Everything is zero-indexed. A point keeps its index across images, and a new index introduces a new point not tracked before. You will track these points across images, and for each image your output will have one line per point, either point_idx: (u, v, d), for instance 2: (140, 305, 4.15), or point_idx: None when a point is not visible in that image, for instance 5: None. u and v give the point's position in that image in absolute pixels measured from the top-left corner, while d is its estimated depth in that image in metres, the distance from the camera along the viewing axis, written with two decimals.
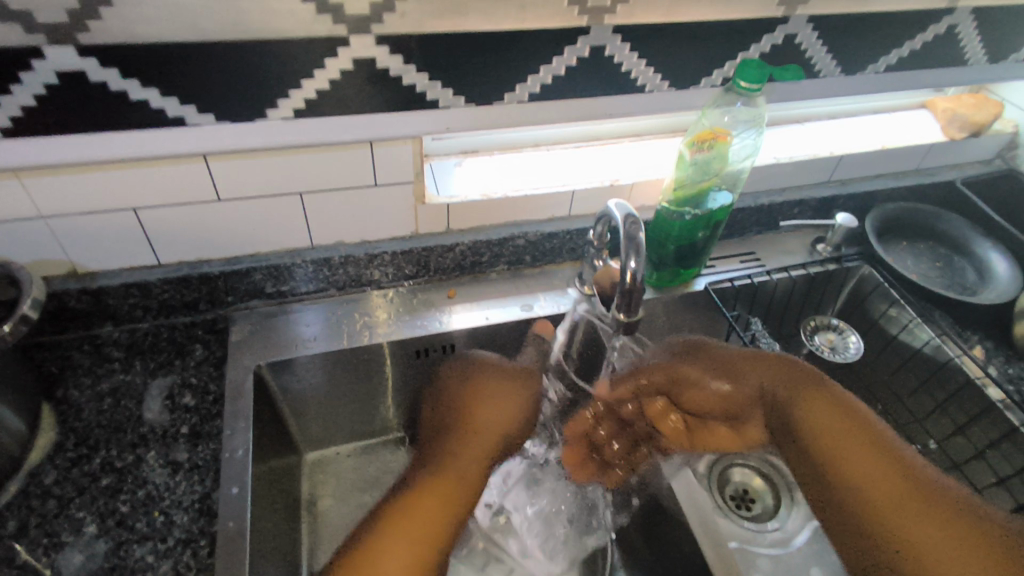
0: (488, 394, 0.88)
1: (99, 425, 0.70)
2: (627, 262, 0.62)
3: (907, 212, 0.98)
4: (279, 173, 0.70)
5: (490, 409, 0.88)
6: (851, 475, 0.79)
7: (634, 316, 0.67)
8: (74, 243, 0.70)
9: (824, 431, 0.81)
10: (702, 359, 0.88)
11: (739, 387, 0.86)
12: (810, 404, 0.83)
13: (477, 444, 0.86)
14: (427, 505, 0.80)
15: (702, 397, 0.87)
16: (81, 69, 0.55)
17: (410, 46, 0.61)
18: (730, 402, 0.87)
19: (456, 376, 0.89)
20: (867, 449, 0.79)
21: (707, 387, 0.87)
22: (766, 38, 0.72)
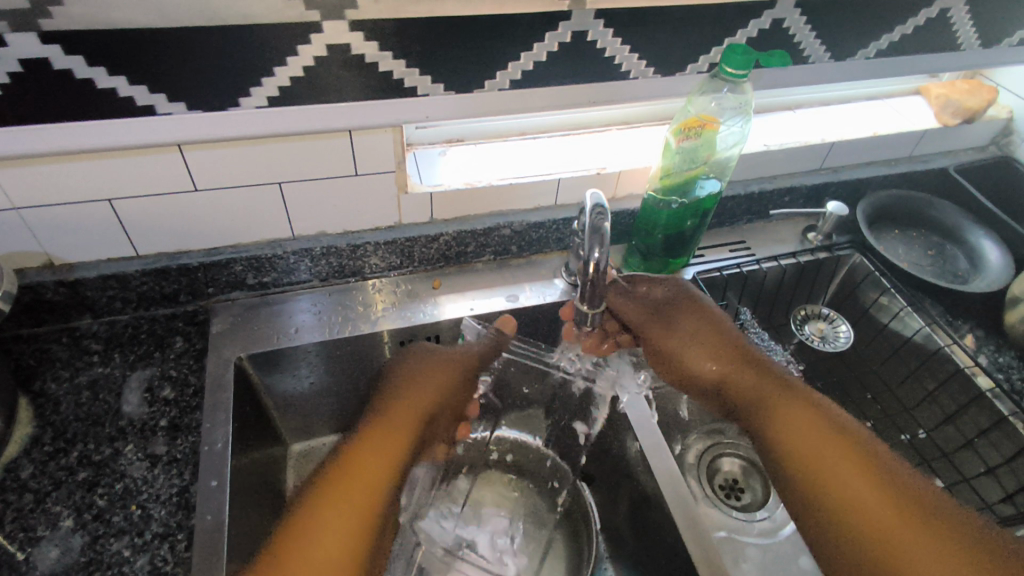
0: (421, 366, 0.77)
1: (76, 418, 0.70)
2: (591, 253, 0.63)
3: (899, 199, 0.96)
4: (256, 163, 0.69)
5: (436, 377, 0.77)
6: (828, 484, 0.64)
7: (597, 307, 0.71)
8: (49, 234, 0.69)
9: (803, 432, 0.69)
10: (688, 308, 0.80)
11: (711, 344, 0.77)
12: (786, 405, 0.71)
13: (411, 408, 0.73)
14: (370, 470, 0.66)
15: (672, 351, 0.78)
16: (46, 57, 0.53)
17: (385, 33, 0.60)
18: (716, 361, 0.77)
19: (409, 361, 0.78)
20: (850, 461, 0.65)
21: (687, 348, 0.78)
22: (752, 24, 0.71)
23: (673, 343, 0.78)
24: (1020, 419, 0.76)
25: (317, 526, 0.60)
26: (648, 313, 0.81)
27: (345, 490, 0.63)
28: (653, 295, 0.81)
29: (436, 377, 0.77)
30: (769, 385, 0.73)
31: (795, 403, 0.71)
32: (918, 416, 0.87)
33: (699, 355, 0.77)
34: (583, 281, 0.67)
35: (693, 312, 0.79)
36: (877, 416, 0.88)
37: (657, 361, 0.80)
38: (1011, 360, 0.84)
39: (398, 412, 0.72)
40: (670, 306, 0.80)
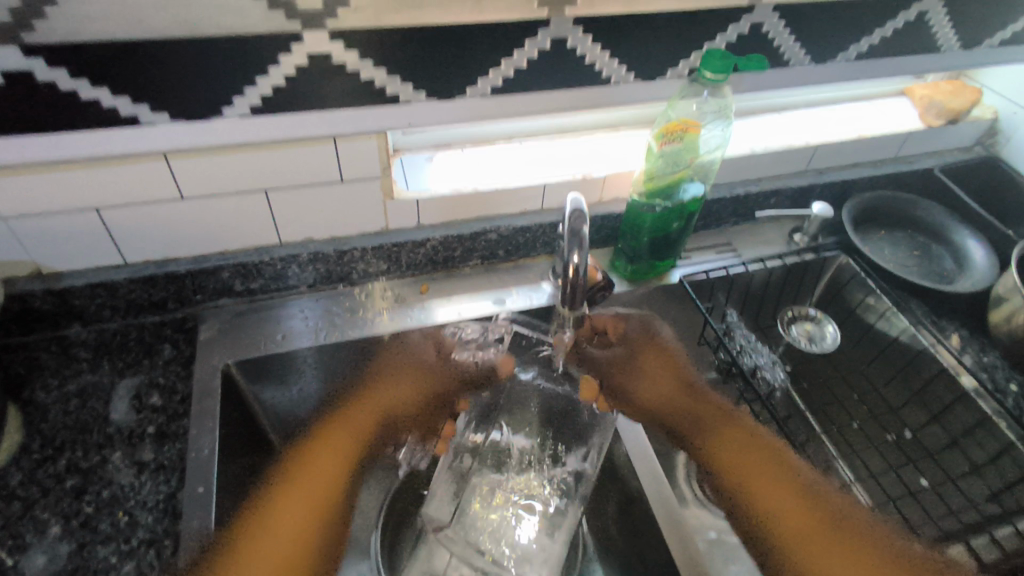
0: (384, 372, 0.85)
1: (64, 426, 0.70)
2: (571, 255, 0.66)
3: (884, 200, 0.97)
4: (242, 170, 0.70)
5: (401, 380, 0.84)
6: (756, 495, 0.77)
7: (575, 308, 0.73)
8: (36, 243, 0.70)
9: (745, 466, 0.79)
10: (648, 348, 0.90)
11: (668, 377, 0.88)
12: (732, 440, 0.81)
13: (379, 406, 0.83)
14: (342, 450, 0.81)
15: (635, 377, 0.88)
16: (28, 69, 0.54)
17: (365, 42, 0.61)
18: (673, 398, 0.86)
19: (394, 358, 0.85)
20: (782, 483, 0.77)
21: (643, 381, 0.88)
22: (731, 28, 0.72)
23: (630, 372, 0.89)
24: (1001, 417, 0.77)
25: (257, 531, 0.69)
26: (620, 353, 0.90)
27: (315, 462, 0.79)
28: (626, 339, 0.90)
29: (416, 381, 0.84)
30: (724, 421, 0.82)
31: (743, 439, 0.80)
32: (904, 415, 0.87)
33: (655, 389, 0.87)
34: (567, 286, 0.71)
35: (651, 354, 0.90)
36: (862, 416, 0.89)
37: (615, 391, 0.87)
38: (996, 360, 0.84)
39: (363, 409, 0.83)
40: (634, 348, 0.90)
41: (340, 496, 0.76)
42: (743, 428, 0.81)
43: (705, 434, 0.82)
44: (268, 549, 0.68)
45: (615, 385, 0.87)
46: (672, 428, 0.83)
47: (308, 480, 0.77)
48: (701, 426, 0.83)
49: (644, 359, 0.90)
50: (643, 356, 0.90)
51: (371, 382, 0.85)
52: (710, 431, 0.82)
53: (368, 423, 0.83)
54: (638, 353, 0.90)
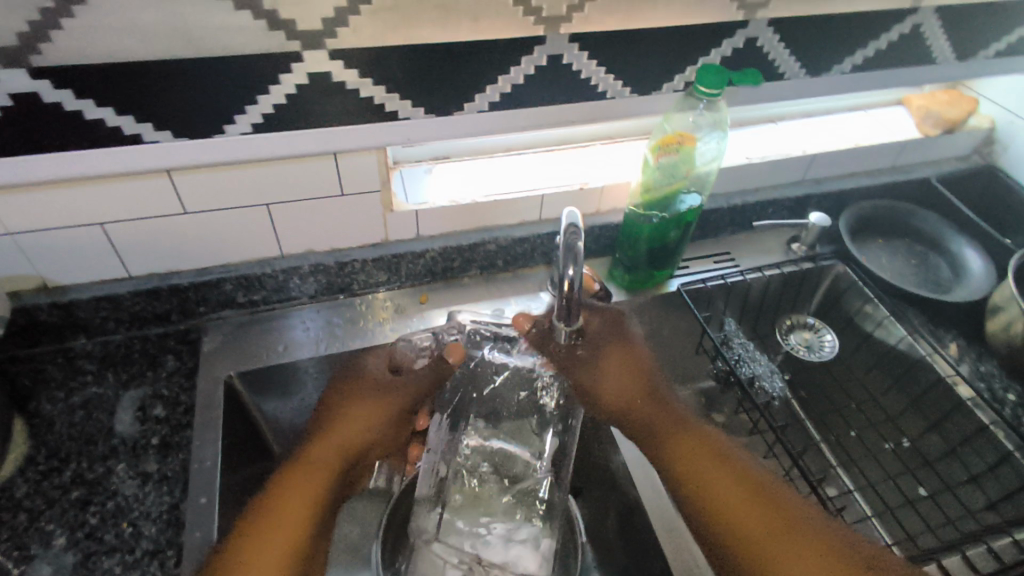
0: (347, 408, 0.82)
1: (70, 438, 0.71)
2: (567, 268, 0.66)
3: (882, 209, 0.98)
4: (244, 186, 0.71)
5: (372, 410, 0.82)
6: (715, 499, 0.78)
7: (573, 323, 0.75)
8: (41, 258, 0.71)
9: (693, 466, 0.81)
10: (614, 348, 0.88)
11: (631, 377, 0.88)
12: (680, 444, 0.82)
13: (348, 438, 0.80)
14: (311, 482, 0.77)
15: (615, 378, 0.87)
16: (35, 91, 0.55)
17: (364, 60, 0.62)
18: (632, 397, 0.87)
19: (356, 386, 0.83)
20: (733, 477, 0.79)
21: (608, 379, 0.87)
22: (725, 43, 0.73)
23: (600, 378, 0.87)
24: (999, 427, 0.78)
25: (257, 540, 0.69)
26: (587, 351, 0.86)
27: (274, 518, 0.72)
28: (591, 343, 0.87)
29: (384, 400, 0.82)
30: (667, 421, 0.85)
31: (688, 443, 0.82)
32: (902, 423, 0.87)
33: (620, 384, 0.87)
34: (561, 300, 0.72)
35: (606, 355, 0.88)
36: (861, 425, 0.88)
37: (585, 390, 0.85)
38: (993, 369, 0.85)
39: (330, 444, 0.80)
40: (593, 350, 0.87)
41: (310, 526, 0.73)
42: (685, 423, 0.85)
43: (660, 438, 0.83)
44: (270, 543, 0.69)
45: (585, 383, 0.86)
46: (633, 420, 0.85)
47: (288, 499, 0.74)
48: (651, 431, 0.84)
49: (593, 362, 0.87)
50: (611, 356, 0.88)
51: (341, 407, 0.82)
52: (660, 430, 0.84)
53: (334, 451, 0.79)
54: (585, 359, 0.86)
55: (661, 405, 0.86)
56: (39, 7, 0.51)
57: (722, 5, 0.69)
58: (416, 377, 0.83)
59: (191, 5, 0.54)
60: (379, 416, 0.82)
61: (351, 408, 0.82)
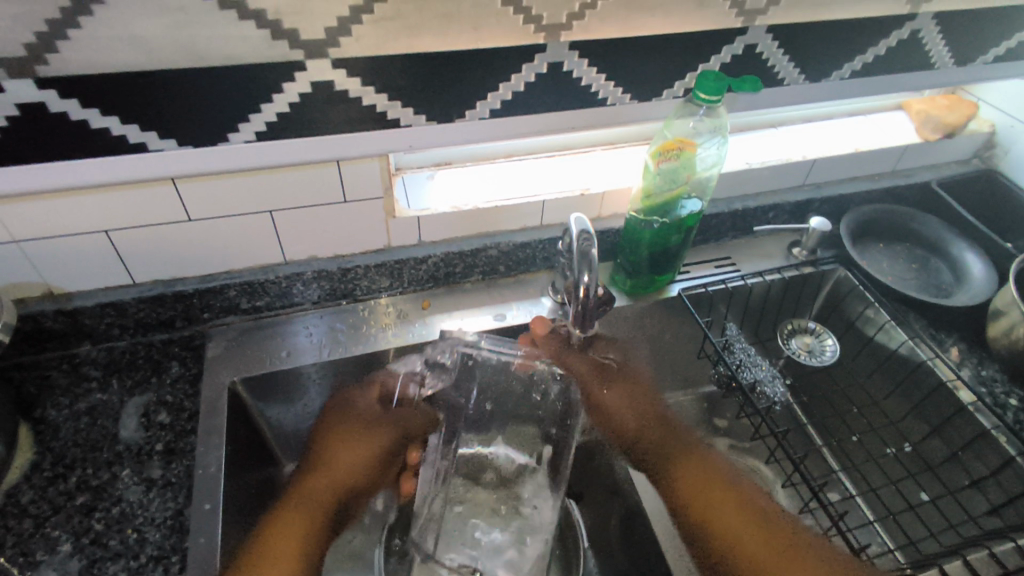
0: (336, 440, 0.82)
1: (75, 444, 0.72)
2: (581, 276, 0.68)
3: (883, 214, 0.98)
4: (248, 193, 0.71)
5: (360, 442, 0.82)
6: (721, 529, 0.75)
7: (588, 330, 0.76)
8: (47, 265, 0.72)
9: (696, 491, 0.78)
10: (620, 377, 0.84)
11: (638, 409, 0.83)
12: (684, 467, 0.80)
13: (341, 470, 0.81)
14: (308, 510, 0.78)
15: (610, 405, 0.82)
16: (42, 101, 0.56)
17: (366, 69, 0.62)
18: (641, 426, 0.82)
19: (340, 418, 0.84)
20: (740, 503, 0.76)
21: (615, 404, 0.82)
22: (724, 50, 0.73)
23: (609, 401, 0.82)
24: (1001, 432, 0.76)
25: (268, 554, 0.71)
26: (602, 370, 0.83)
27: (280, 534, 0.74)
28: (602, 368, 0.83)
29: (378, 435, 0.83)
30: (671, 444, 0.81)
31: (693, 467, 0.80)
32: (904, 428, 0.88)
33: (631, 415, 0.82)
34: (575, 305, 0.72)
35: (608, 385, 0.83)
36: (862, 430, 0.90)
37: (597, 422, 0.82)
38: (995, 373, 0.84)
39: (324, 473, 0.81)
40: (603, 384, 0.82)
41: (308, 557, 0.74)
42: (697, 454, 0.81)
43: (664, 461, 0.80)
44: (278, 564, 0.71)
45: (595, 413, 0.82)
46: (641, 448, 0.81)
47: (287, 527, 0.75)
48: (660, 455, 0.81)
49: (598, 390, 0.82)
50: (614, 387, 0.83)
51: (331, 437, 0.83)
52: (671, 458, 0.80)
53: (325, 489, 0.80)
54: (591, 386, 0.82)
55: (670, 434, 0.82)
56: (45, 19, 0.51)
57: (721, 12, 0.69)
58: (415, 412, 0.83)
59: (195, 16, 0.54)
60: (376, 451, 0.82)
61: (341, 444, 0.82)
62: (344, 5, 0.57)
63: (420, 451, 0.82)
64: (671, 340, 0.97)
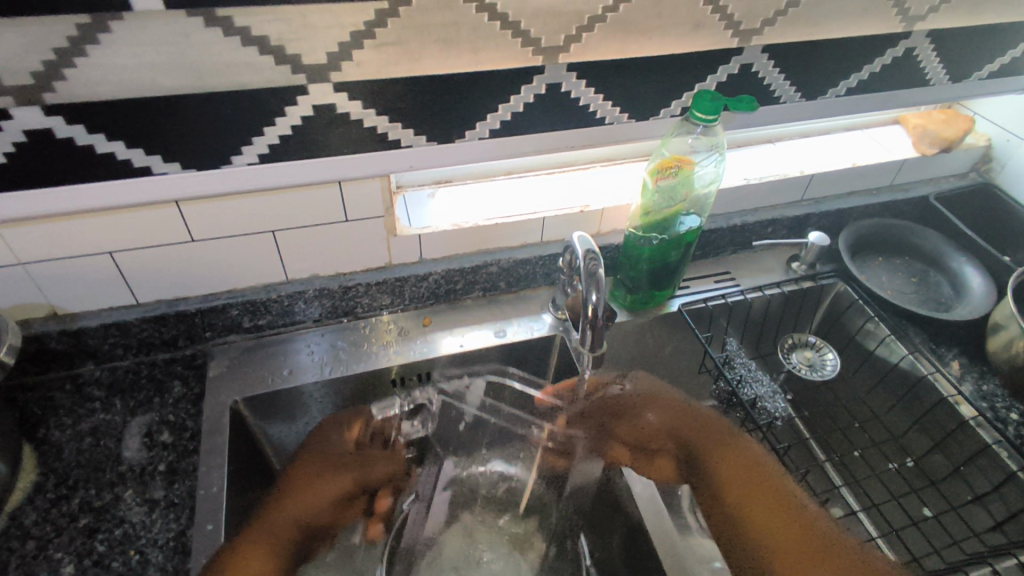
0: (323, 467, 0.76)
1: (78, 465, 0.72)
2: (589, 294, 0.69)
3: (883, 227, 0.98)
4: (250, 214, 0.72)
5: (332, 471, 0.75)
6: (756, 519, 0.74)
7: (597, 350, 0.76)
8: (51, 286, 0.72)
9: (734, 478, 0.77)
10: (643, 398, 0.84)
11: (671, 418, 0.82)
12: (726, 453, 0.78)
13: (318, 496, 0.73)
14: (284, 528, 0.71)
15: (632, 425, 0.82)
16: (48, 127, 0.57)
17: (368, 92, 0.63)
18: (676, 428, 0.82)
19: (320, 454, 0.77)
20: (773, 498, 0.74)
21: (645, 414, 0.83)
22: (721, 69, 0.74)
23: (630, 419, 0.83)
24: (1003, 447, 0.76)
25: None
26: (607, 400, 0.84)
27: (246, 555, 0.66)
28: (621, 393, 0.84)
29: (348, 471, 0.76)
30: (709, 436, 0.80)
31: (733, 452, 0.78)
32: (906, 443, 0.88)
33: (659, 423, 0.82)
34: (587, 327, 0.73)
35: (651, 395, 0.84)
36: (865, 445, 0.89)
37: (620, 434, 0.82)
38: (996, 388, 0.85)
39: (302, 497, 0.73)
40: (636, 398, 0.84)
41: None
42: (744, 443, 0.78)
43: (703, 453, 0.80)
44: None
45: (620, 432, 0.82)
46: (683, 445, 0.81)
47: (252, 554, 0.67)
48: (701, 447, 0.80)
49: (642, 400, 0.84)
50: (633, 401, 0.84)
51: (316, 463, 0.76)
52: (705, 453, 0.80)
53: (285, 521, 0.72)
54: (638, 397, 0.84)
55: (718, 427, 0.80)
56: (52, 48, 0.52)
57: (717, 33, 0.70)
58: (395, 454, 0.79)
59: (199, 43, 0.55)
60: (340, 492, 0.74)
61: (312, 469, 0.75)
62: (345, 30, 0.58)
63: (391, 498, 0.76)
64: (671, 353, 0.97)
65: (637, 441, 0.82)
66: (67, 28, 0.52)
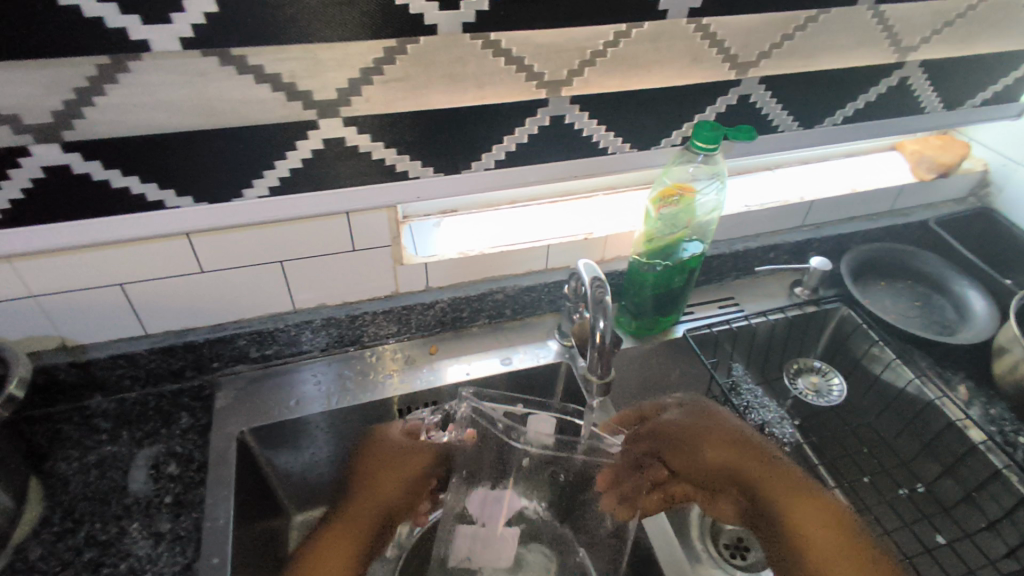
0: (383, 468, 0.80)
1: (85, 498, 0.72)
2: (596, 321, 0.69)
3: (883, 252, 0.99)
4: (259, 245, 0.73)
5: (392, 472, 0.79)
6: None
7: (607, 376, 0.76)
8: (63, 318, 0.73)
9: (808, 528, 0.73)
10: (706, 432, 0.79)
11: (733, 456, 0.78)
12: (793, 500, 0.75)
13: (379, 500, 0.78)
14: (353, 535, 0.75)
15: (694, 460, 0.78)
16: (66, 164, 0.58)
17: (375, 126, 0.65)
18: (732, 465, 0.77)
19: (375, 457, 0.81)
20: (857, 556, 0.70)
21: (706, 450, 0.78)
22: (720, 100, 0.76)
23: (692, 453, 0.78)
24: (1013, 472, 0.76)
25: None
26: (671, 429, 0.79)
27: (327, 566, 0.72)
28: (677, 423, 0.80)
29: (394, 474, 0.79)
30: (777, 483, 0.76)
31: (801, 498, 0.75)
32: (917, 469, 0.87)
33: (720, 459, 0.77)
34: (594, 351, 0.73)
35: (713, 430, 0.79)
36: (874, 470, 0.88)
37: (673, 465, 0.78)
38: (1004, 412, 0.84)
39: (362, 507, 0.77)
40: (695, 431, 0.80)
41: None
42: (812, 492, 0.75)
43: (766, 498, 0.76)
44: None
45: (676, 464, 0.78)
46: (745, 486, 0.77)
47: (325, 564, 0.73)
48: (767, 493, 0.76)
49: (704, 436, 0.79)
50: (700, 435, 0.79)
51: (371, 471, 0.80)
52: (768, 497, 0.76)
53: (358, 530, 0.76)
54: (699, 430, 0.80)
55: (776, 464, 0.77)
56: (72, 88, 0.54)
57: (715, 65, 0.72)
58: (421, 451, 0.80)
59: (213, 81, 0.57)
60: (384, 503, 0.78)
61: (374, 482, 0.79)
62: (354, 68, 0.60)
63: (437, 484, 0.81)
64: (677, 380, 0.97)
65: (694, 477, 0.78)
66: (87, 68, 0.53)
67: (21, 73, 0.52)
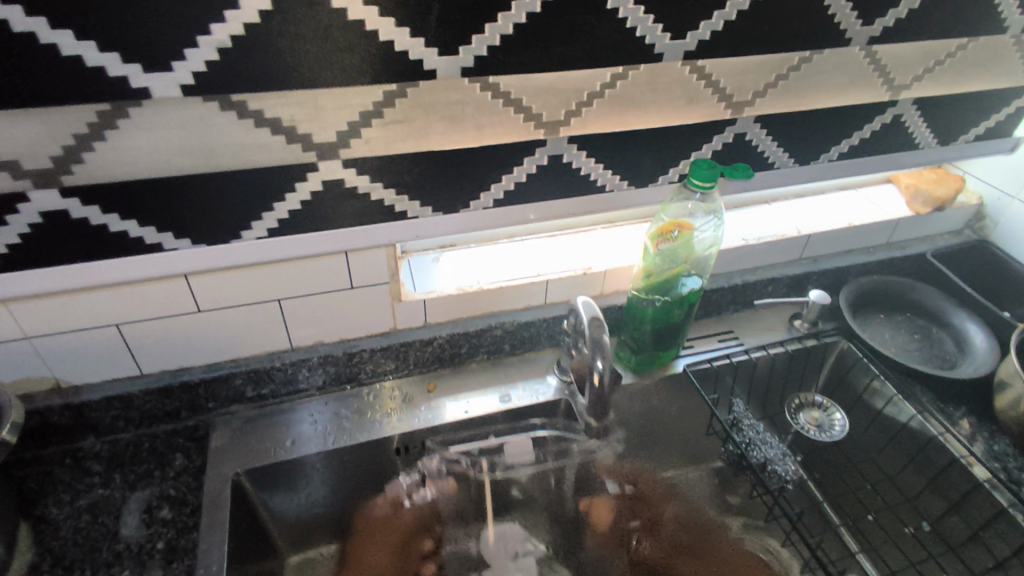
0: (379, 541, 0.85)
1: (75, 544, 0.70)
2: (593, 361, 0.70)
3: (881, 284, 0.99)
4: (258, 285, 0.73)
5: (383, 541, 0.85)
6: None
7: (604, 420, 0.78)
8: (58, 360, 0.72)
9: None
10: (713, 534, 0.89)
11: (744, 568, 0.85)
12: None
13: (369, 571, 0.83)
14: None
15: (700, 558, 0.87)
16: (64, 209, 0.58)
17: (374, 167, 0.65)
18: (711, 553, 0.87)
19: (371, 532, 0.86)
20: None
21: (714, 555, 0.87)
22: (716, 139, 0.77)
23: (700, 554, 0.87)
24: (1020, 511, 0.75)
25: None
26: (670, 517, 0.91)
27: None
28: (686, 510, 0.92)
29: (385, 542, 0.85)
30: None
31: None
32: (922, 505, 0.85)
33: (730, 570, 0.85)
34: (593, 393, 0.75)
35: (719, 536, 0.89)
36: (880, 508, 0.87)
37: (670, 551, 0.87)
38: (1007, 448, 0.83)
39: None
40: (705, 536, 0.89)
41: None
42: None
43: None
44: None
45: (674, 554, 0.87)
46: None
47: None
48: None
49: (709, 540, 0.89)
50: (706, 536, 0.89)
51: (363, 543, 0.85)
52: None
53: None
54: (704, 534, 0.90)
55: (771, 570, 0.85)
56: (72, 133, 0.54)
57: (711, 105, 0.73)
58: (410, 513, 0.87)
59: (214, 126, 0.57)
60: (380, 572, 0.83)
61: (368, 552, 0.85)
62: (354, 110, 0.60)
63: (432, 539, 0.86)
64: (677, 415, 0.95)
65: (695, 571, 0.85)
66: (88, 115, 0.54)
67: (23, 121, 0.52)
